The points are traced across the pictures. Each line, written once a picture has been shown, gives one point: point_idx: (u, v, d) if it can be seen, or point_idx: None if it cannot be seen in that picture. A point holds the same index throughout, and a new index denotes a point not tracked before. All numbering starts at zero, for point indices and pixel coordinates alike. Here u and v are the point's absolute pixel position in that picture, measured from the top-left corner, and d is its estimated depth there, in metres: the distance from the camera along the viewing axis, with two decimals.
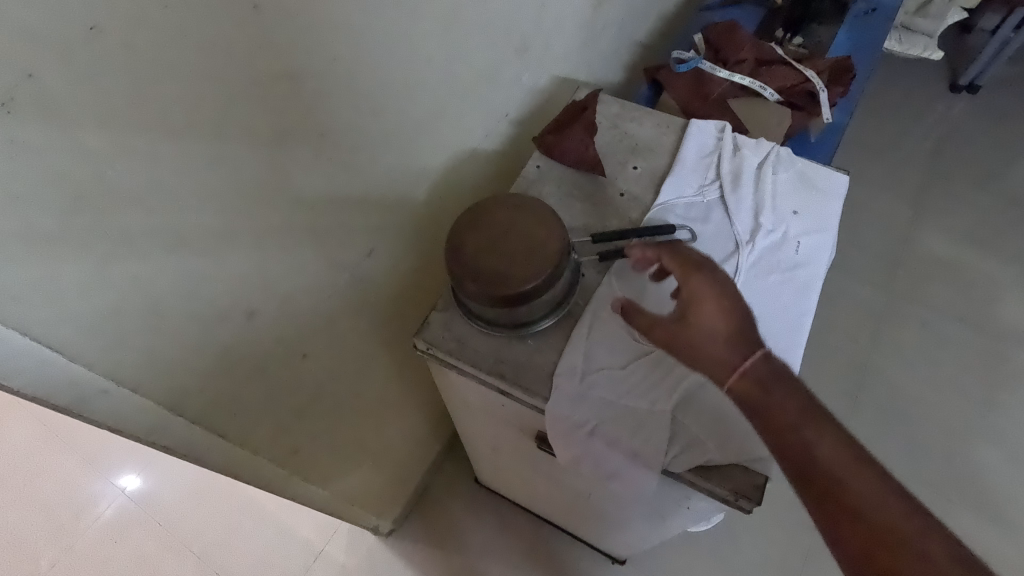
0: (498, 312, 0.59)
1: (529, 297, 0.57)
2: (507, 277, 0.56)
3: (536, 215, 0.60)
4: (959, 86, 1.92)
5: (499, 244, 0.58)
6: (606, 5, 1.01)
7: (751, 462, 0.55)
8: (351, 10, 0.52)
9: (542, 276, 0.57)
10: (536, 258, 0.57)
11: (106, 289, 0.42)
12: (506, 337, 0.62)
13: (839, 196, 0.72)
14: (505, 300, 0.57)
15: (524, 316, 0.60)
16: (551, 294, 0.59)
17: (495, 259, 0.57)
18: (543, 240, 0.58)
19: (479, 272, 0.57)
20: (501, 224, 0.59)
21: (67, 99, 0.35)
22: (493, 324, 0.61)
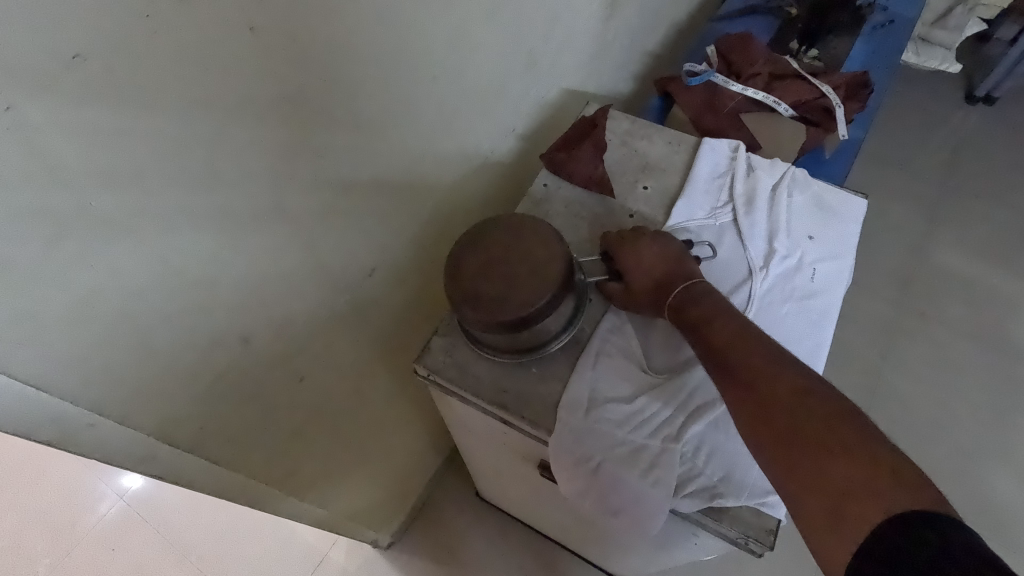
0: (503, 336, 0.56)
1: (534, 319, 0.54)
2: (510, 301, 0.54)
3: (537, 233, 0.57)
4: (976, 97, 1.89)
5: (503, 266, 0.55)
6: (618, 15, 0.99)
7: (762, 505, 0.53)
8: (352, 29, 0.50)
9: (546, 296, 0.54)
10: (539, 278, 0.54)
11: (91, 322, 0.40)
12: (513, 362, 0.60)
13: (857, 220, 0.70)
14: (510, 325, 0.54)
15: (530, 340, 0.58)
16: (556, 314, 0.57)
17: (497, 281, 0.54)
18: (546, 259, 0.55)
19: (482, 296, 0.54)
20: (501, 243, 0.57)
21: (48, 130, 0.33)
22: (499, 350, 0.59)
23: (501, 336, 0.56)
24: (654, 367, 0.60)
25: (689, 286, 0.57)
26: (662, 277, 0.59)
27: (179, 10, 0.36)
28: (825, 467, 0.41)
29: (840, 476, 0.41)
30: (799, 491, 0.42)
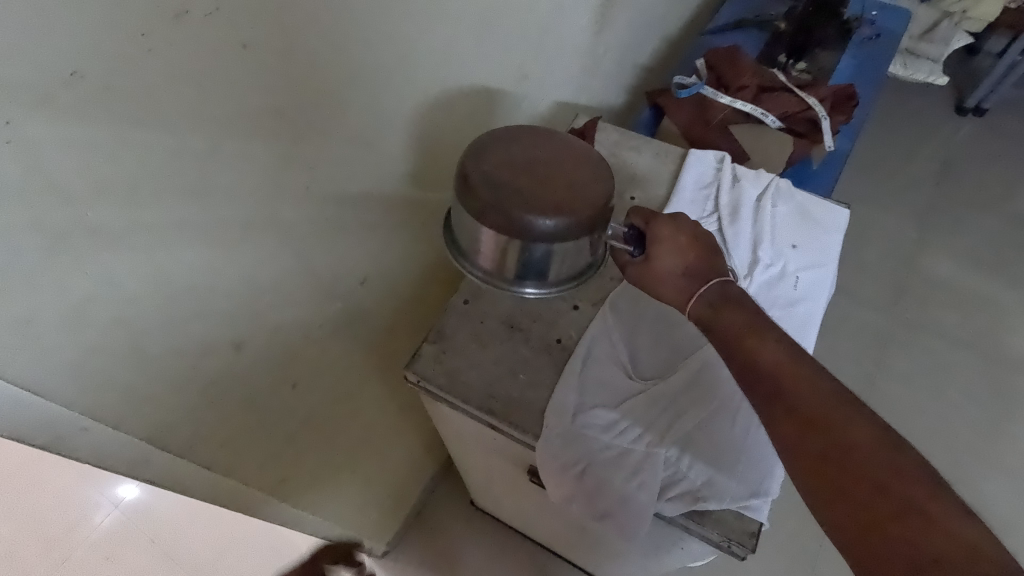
0: (495, 242, 0.43)
1: (534, 237, 0.41)
2: (524, 201, 0.40)
3: (593, 157, 0.44)
4: (965, 109, 1.92)
5: (531, 167, 0.43)
6: (608, 29, 1.01)
7: (745, 508, 0.54)
8: (345, 45, 0.52)
9: (564, 216, 0.40)
10: (571, 195, 0.41)
11: (85, 327, 0.41)
12: (489, 286, 0.46)
13: (839, 230, 0.71)
14: (507, 226, 0.41)
15: (525, 264, 0.44)
16: (566, 251, 0.43)
17: (518, 176, 0.42)
18: (589, 181, 0.42)
19: (494, 177, 0.41)
20: (534, 144, 0.44)
21: (46, 143, 0.34)
22: (481, 259, 0.45)
23: (488, 237, 0.43)
24: (640, 372, 0.61)
25: (722, 284, 0.53)
26: (693, 264, 0.52)
27: (173, 29, 0.38)
28: (892, 511, 0.40)
29: (905, 521, 0.39)
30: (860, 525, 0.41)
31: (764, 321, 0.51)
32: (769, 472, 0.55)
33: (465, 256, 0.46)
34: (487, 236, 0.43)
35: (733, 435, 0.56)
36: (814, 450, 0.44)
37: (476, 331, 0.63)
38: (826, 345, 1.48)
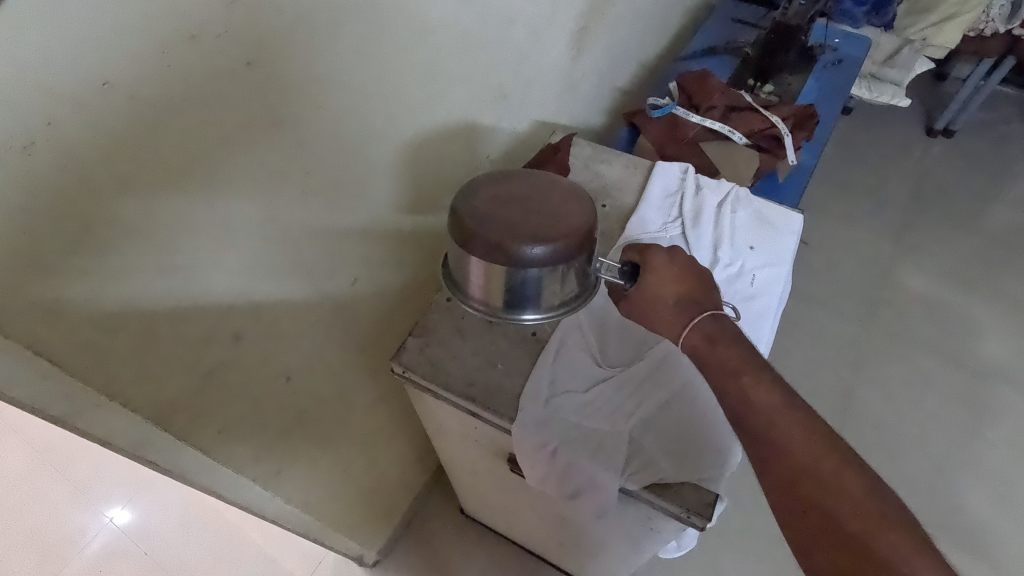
0: (487, 272, 0.48)
1: (524, 265, 0.46)
2: (512, 235, 0.46)
3: (571, 191, 0.51)
4: (935, 131, 2.02)
5: (518, 203, 0.49)
6: (585, 54, 1.09)
7: (701, 481, 0.59)
8: (338, 64, 0.58)
9: (549, 245, 0.46)
10: (552, 225, 0.47)
11: (101, 307, 0.46)
12: (490, 315, 0.51)
13: (793, 233, 0.77)
14: (498, 258, 0.46)
15: (519, 291, 0.49)
16: (555, 273, 0.48)
17: (506, 214, 0.48)
18: (569, 212, 0.48)
19: (482, 220, 0.48)
20: (524, 185, 0.51)
21: (78, 142, 0.40)
22: (479, 292, 0.51)
23: (482, 269, 0.48)
24: (607, 361, 0.67)
25: (715, 316, 0.60)
26: (686, 295, 0.60)
27: (188, 47, 0.44)
28: (862, 534, 0.48)
29: (873, 541, 0.47)
30: (832, 542, 0.49)
31: (757, 356, 0.58)
32: (722, 447, 0.60)
33: (466, 290, 0.52)
34: (482, 270, 0.48)
35: (690, 417, 0.63)
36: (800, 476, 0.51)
37: (458, 325, 0.69)
38: (805, 354, 1.52)
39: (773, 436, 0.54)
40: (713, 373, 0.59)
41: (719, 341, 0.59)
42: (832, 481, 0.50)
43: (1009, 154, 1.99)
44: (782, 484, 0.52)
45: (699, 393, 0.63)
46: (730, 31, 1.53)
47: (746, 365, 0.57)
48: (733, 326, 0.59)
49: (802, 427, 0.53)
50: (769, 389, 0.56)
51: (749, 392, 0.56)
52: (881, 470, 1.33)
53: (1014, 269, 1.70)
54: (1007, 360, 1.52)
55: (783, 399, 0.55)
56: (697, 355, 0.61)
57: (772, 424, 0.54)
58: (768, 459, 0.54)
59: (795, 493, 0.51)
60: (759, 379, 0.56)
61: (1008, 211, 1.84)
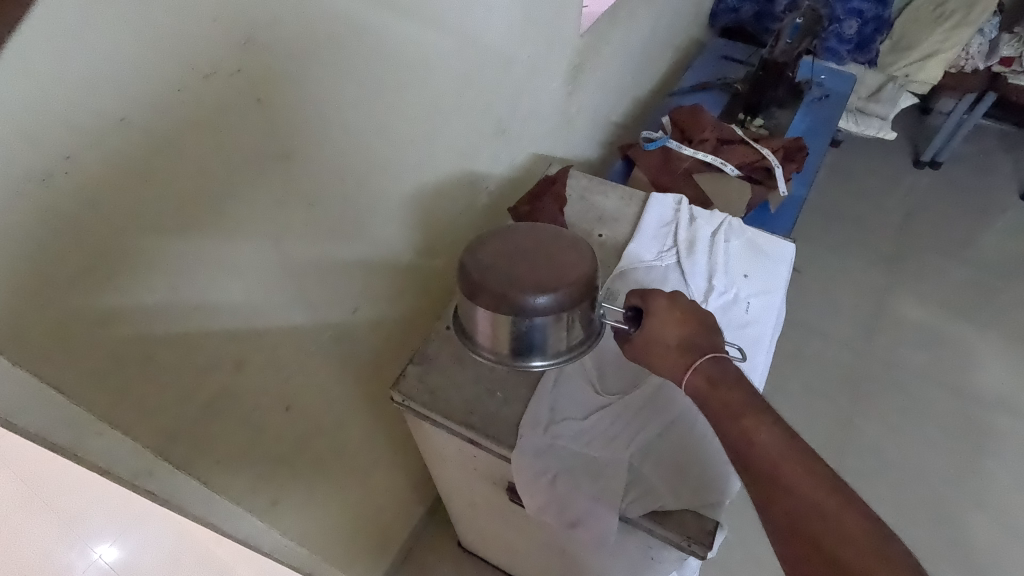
0: (494, 321, 0.49)
1: (529, 314, 0.47)
2: (517, 286, 0.48)
3: (572, 239, 0.52)
4: (922, 162, 2.07)
5: (522, 254, 0.50)
6: (581, 90, 1.12)
7: (701, 508, 0.59)
8: (344, 99, 0.60)
9: (554, 295, 0.47)
10: (555, 274, 0.48)
11: (107, 335, 0.47)
12: (499, 363, 0.52)
13: (785, 261, 0.79)
14: (504, 308, 0.48)
15: (526, 338, 0.50)
16: (561, 321, 0.49)
17: (511, 265, 0.49)
18: (571, 261, 0.50)
19: (487, 272, 0.49)
20: (526, 236, 0.52)
21: (93, 176, 0.42)
22: (487, 341, 0.52)
23: (489, 319, 0.50)
24: (605, 388, 0.68)
25: (717, 358, 0.58)
26: (688, 337, 0.59)
27: (203, 84, 0.46)
28: None
29: None
30: None
31: (757, 396, 0.57)
32: (722, 475, 0.60)
33: (475, 340, 0.53)
34: (489, 319, 0.50)
35: (688, 444, 0.63)
36: (803, 521, 0.51)
37: (457, 353, 0.71)
38: (803, 383, 1.52)
39: (773, 479, 0.53)
40: (716, 415, 0.57)
41: (721, 383, 0.57)
42: (835, 525, 0.49)
43: (994, 185, 2.04)
44: (786, 528, 0.52)
45: (698, 420, 0.64)
46: (721, 68, 1.58)
47: (747, 406, 0.56)
48: (734, 369, 0.58)
49: (804, 469, 0.52)
50: (768, 430, 0.54)
51: (750, 434, 0.55)
52: (882, 499, 1.32)
53: (1007, 298, 1.72)
54: (1005, 388, 1.52)
55: (782, 439, 0.54)
56: (699, 399, 0.58)
57: (773, 466, 0.53)
58: (770, 502, 0.53)
59: (798, 537, 0.51)
60: (760, 421, 0.55)
61: (998, 240, 1.87)
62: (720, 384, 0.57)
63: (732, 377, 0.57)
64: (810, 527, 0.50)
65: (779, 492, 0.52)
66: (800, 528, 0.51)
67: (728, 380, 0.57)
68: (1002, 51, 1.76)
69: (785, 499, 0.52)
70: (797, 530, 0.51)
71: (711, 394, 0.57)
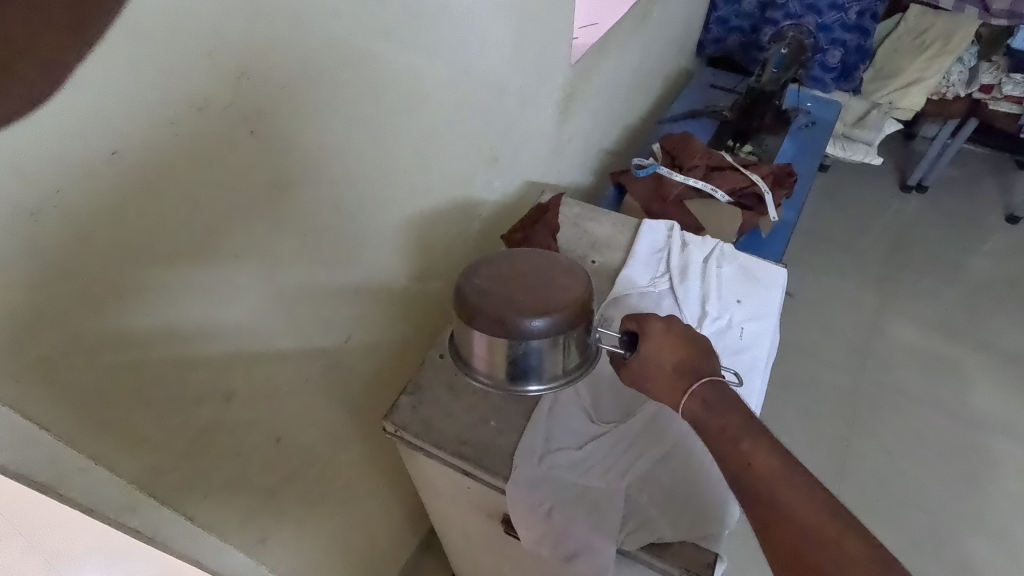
0: (491, 345, 0.49)
1: (526, 337, 0.47)
2: (514, 310, 0.48)
3: (567, 264, 0.52)
4: (909, 186, 2.10)
5: (518, 279, 0.51)
6: (572, 118, 1.14)
7: (700, 539, 0.58)
8: (337, 130, 0.61)
9: (550, 318, 0.47)
10: (550, 297, 0.48)
11: (96, 366, 0.47)
12: (495, 388, 0.52)
13: (778, 287, 0.79)
14: (501, 331, 0.47)
15: (523, 362, 0.50)
16: (557, 344, 0.49)
17: (507, 289, 0.49)
18: (566, 285, 0.50)
19: (484, 295, 0.49)
20: (523, 261, 0.52)
21: (82, 205, 0.41)
22: (483, 364, 0.51)
23: (485, 342, 0.49)
24: (601, 417, 0.67)
25: (714, 381, 0.57)
26: (684, 362, 0.58)
27: (196, 117, 0.46)
28: None
29: None
30: None
31: (755, 420, 0.56)
32: (720, 506, 0.60)
33: (472, 364, 0.53)
34: (486, 343, 0.49)
35: (686, 471, 0.62)
36: (804, 547, 0.50)
37: (450, 382, 0.70)
38: (799, 407, 1.51)
39: (773, 504, 0.52)
40: (714, 440, 0.56)
41: (719, 407, 0.56)
42: (839, 551, 0.49)
43: (981, 208, 2.07)
44: (787, 553, 0.51)
45: (694, 450, 0.63)
46: (709, 96, 1.62)
47: (745, 431, 0.55)
48: (731, 393, 0.58)
49: (804, 494, 0.52)
50: (767, 453, 0.54)
51: (749, 458, 0.54)
52: (882, 524, 1.30)
53: (999, 320, 1.73)
54: (1000, 410, 1.52)
55: (780, 463, 0.53)
56: (698, 423, 0.58)
57: (773, 491, 0.52)
58: (769, 528, 0.52)
59: (798, 562, 0.50)
60: (759, 445, 0.54)
61: (986, 263, 1.90)
62: (718, 408, 0.56)
63: (729, 401, 0.57)
64: (813, 553, 0.50)
65: (780, 517, 0.52)
66: (802, 553, 0.50)
67: (725, 404, 0.56)
68: (982, 79, 1.80)
69: (787, 525, 0.51)
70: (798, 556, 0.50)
71: (710, 417, 0.56)
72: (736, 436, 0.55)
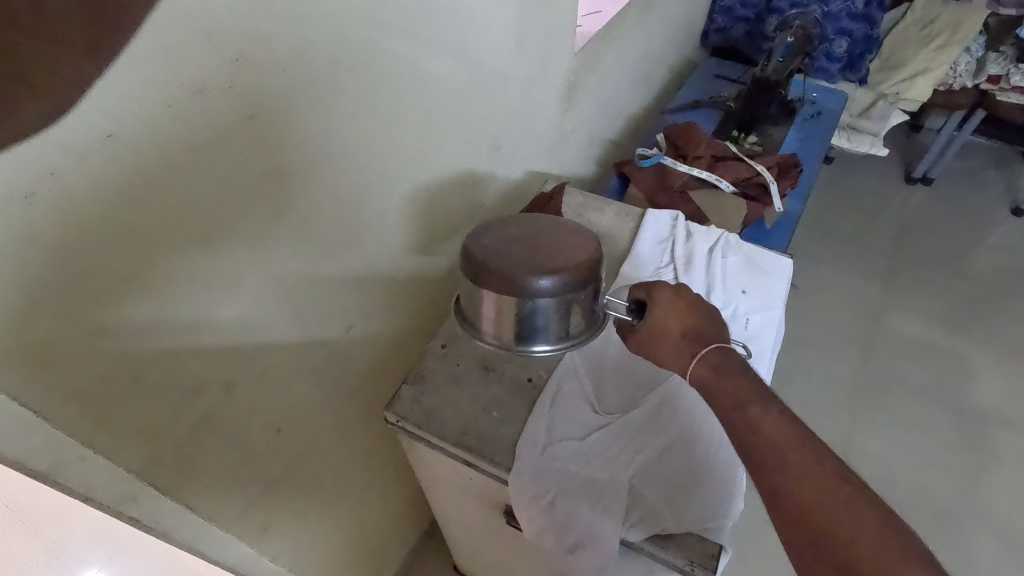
0: (498, 304, 0.48)
1: (533, 296, 0.46)
2: (522, 268, 0.46)
3: (575, 227, 0.51)
4: (914, 178, 2.09)
5: (527, 238, 0.49)
6: (575, 107, 1.13)
7: (705, 532, 0.58)
8: (338, 116, 0.60)
9: (558, 277, 0.46)
10: (558, 257, 0.47)
11: (97, 355, 0.46)
12: (501, 348, 0.51)
13: (784, 277, 0.79)
14: (508, 288, 0.46)
15: (529, 321, 0.48)
16: (565, 305, 0.47)
17: (514, 249, 0.48)
18: (575, 246, 0.48)
19: (492, 252, 0.48)
20: (531, 221, 0.51)
21: (77, 188, 0.41)
22: (490, 325, 0.50)
23: (494, 301, 0.48)
24: (604, 408, 0.67)
25: (722, 347, 0.57)
26: (692, 328, 0.58)
27: (193, 101, 0.46)
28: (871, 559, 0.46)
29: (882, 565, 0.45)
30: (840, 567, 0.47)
31: (763, 386, 0.56)
32: (725, 500, 0.59)
33: (478, 325, 0.51)
34: (494, 302, 0.48)
35: (689, 464, 0.61)
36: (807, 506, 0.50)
37: (452, 372, 0.70)
38: (803, 399, 1.50)
39: (778, 463, 0.52)
40: (721, 406, 0.56)
41: (728, 372, 0.57)
42: (842, 509, 0.48)
43: (987, 201, 2.06)
44: (789, 513, 0.51)
45: (698, 442, 0.62)
46: (713, 86, 1.60)
47: (751, 396, 0.55)
48: (740, 358, 0.58)
49: (810, 457, 0.51)
50: (774, 417, 0.54)
51: (756, 423, 0.54)
52: None
53: (1003, 312, 1.72)
54: (1004, 403, 1.51)
55: (787, 428, 0.53)
56: (705, 389, 0.58)
57: (779, 452, 0.52)
58: (773, 488, 0.52)
59: (799, 521, 0.50)
60: (767, 411, 0.54)
61: (991, 255, 1.88)
62: (727, 373, 0.57)
63: (738, 367, 0.57)
64: (815, 510, 0.49)
65: (783, 477, 0.51)
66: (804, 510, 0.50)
67: (734, 370, 0.57)
68: (989, 69, 1.77)
69: (790, 484, 0.51)
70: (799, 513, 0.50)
71: (719, 381, 0.57)
72: (744, 401, 0.55)
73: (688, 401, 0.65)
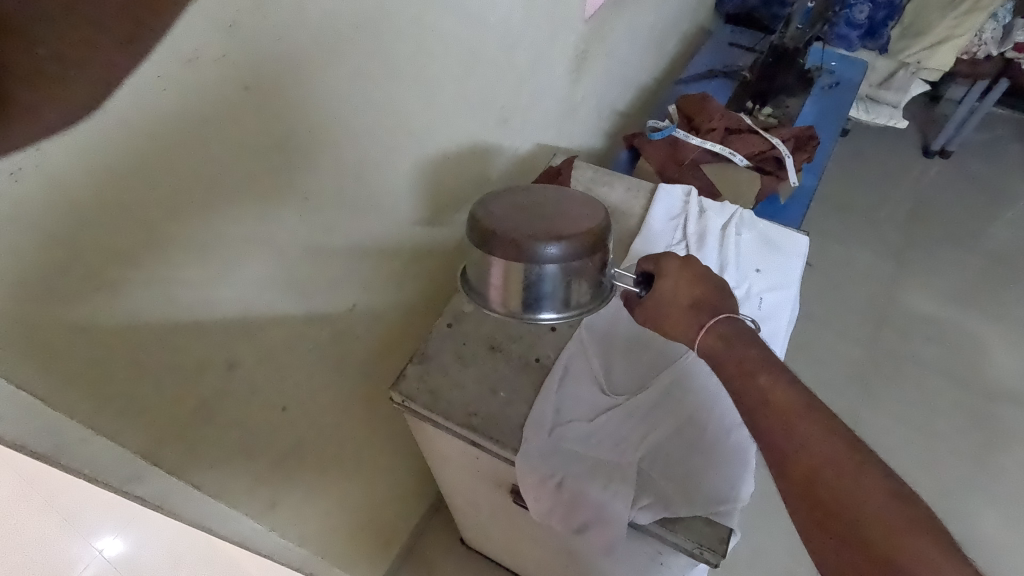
0: (505, 273, 0.45)
1: (540, 263, 0.43)
2: (531, 234, 0.43)
3: (585, 196, 0.48)
4: (932, 151, 2.03)
5: (533, 207, 0.46)
6: (584, 78, 1.09)
7: (714, 516, 0.57)
8: (339, 87, 0.58)
9: (566, 243, 0.43)
10: (566, 224, 0.44)
11: (96, 328, 0.45)
12: (507, 317, 0.47)
13: (799, 255, 0.76)
14: (515, 254, 0.43)
15: (537, 288, 0.45)
16: (572, 273, 0.44)
17: (521, 216, 0.45)
18: (582, 215, 0.45)
19: (500, 220, 0.45)
20: (539, 191, 0.48)
21: (65, 160, 0.38)
22: (497, 294, 0.47)
23: (500, 268, 0.45)
24: (613, 388, 0.66)
25: (731, 317, 0.56)
26: (701, 298, 0.56)
27: (185, 70, 0.43)
28: (877, 521, 0.45)
29: (889, 526, 0.45)
30: (838, 531, 0.47)
31: (773, 356, 0.55)
32: (735, 485, 0.58)
33: (484, 293, 0.48)
34: (501, 269, 0.45)
35: (700, 446, 0.60)
36: (811, 469, 0.49)
37: (459, 352, 0.68)
38: (812, 376, 1.49)
39: (789, 428, 0.51)
40: (731, 375, 0.55)
41: (740, 343, 0.55)
42: (852, 473, 0.47)
43: (1008, 174, 2.00)
44: (794, 476, 0.50)
45: (709, 424, 0.61)
46: (728, 55, 1.55)
47: (759, 366, 0.54)
48: (749, 329, 0.56)
49: (821, 427, 0.50)
50: (781, 382, 0.53)
51: (765, 391, 0.53)
52: None
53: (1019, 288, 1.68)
54: (1018, 381, 1.49)
55: (794, 394, 0.52)
56: (713, 360, 0.57)
57: (789, 417, 0.51)
58: (779, 452, 0.51)
59: (807, 487, 0.49)
60: (776, 378, 0.53)
61: (1009, 231, 1.84)
62: (739, 344, 0.55)
63: (744, 337, 0.56)
64: (822, 475, 0.48)
65: (791, 440, 0.50)
66: (810, 473, 0.49)
67: (743, 341, 0.55)
68: (1016, 37, 1.69)
69: (800, 446, 0.50)
70: (805, 479, 0.49)
71: (729, 352, 0.55)
72: (753, 370, 0.54)
73: (699, 381, 0.64)
